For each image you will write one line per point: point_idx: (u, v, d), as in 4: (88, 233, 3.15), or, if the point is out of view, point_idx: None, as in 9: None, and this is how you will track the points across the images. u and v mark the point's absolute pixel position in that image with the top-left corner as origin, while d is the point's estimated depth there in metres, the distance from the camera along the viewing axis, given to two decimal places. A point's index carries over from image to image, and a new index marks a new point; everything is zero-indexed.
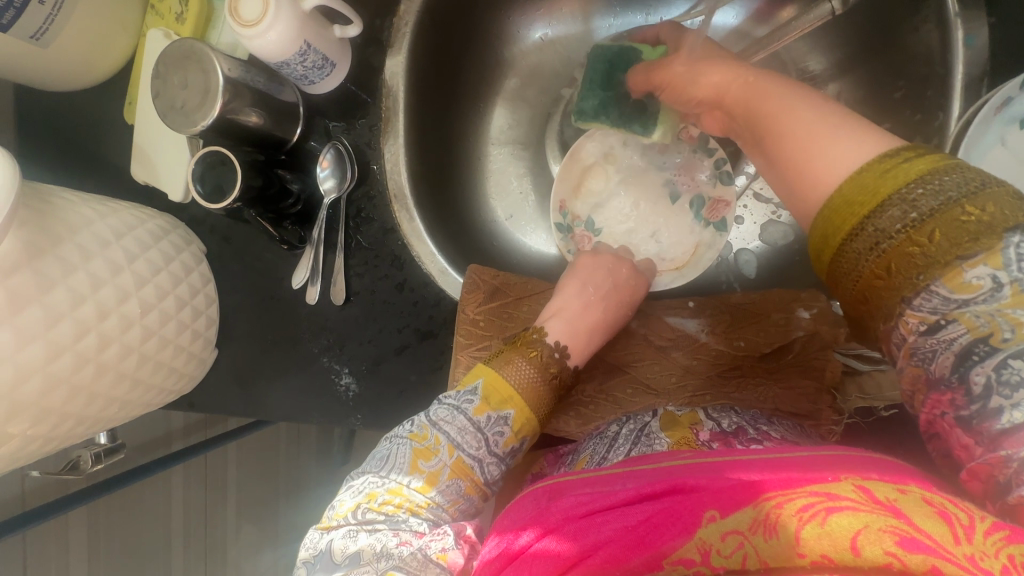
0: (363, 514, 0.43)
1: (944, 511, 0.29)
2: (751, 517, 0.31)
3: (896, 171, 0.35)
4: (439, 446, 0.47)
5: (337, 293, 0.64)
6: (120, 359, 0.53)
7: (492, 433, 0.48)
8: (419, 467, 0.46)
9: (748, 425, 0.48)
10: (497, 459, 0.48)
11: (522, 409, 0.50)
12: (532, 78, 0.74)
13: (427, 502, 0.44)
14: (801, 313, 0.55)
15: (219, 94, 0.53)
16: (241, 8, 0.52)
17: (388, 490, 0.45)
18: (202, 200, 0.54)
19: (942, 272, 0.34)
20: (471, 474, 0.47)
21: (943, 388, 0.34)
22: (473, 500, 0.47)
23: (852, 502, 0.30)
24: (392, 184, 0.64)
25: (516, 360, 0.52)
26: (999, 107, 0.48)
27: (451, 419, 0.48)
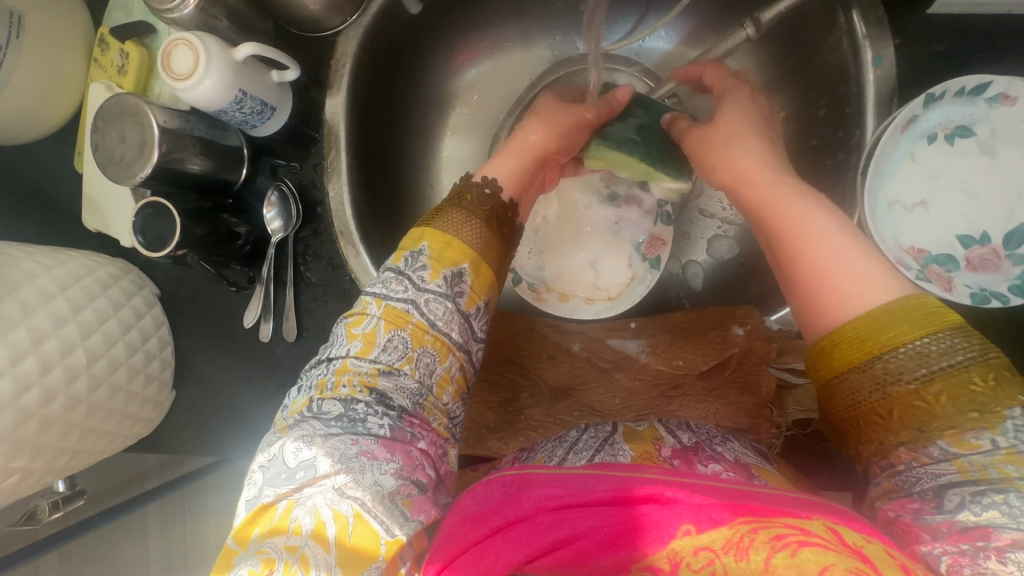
0: (319, 405, 0.41)
1: (907, 564, 0.31)
2: (724, 537, 0.33)
3: (912, 323, 0.37)
4: (368, 307, 0.45)
5: (289, 331, 0.65)
6: (67, 410, 0.54)
7: (414, 271, 0.46)
8: (355, 335, 0.44)
9: (704, 443, 0.50)
10: (437, 296, 0.46)
11: (437, 240, 0.47)
12: (477, 108, 0.76)
13: (376, 372, 0.43)
14: (736, 329, 0.56)
15: (155, 146, 0.54)
16: (173, 62, 0.54)
17: (335, 372, 0.43)
18: (144, 250, 0.55)
19: (946, 430, 0.35)
20: (411, 319, 0.44)
21: (914, 496, 0.36)
22: (431, 355, 0.45)
23: (821, 540, 0.32)
24: (338, 222, 0.64)
25: (442, 211, 0.50)
26: (906, 125, 0.50)
27: (382, 281, 0.46)
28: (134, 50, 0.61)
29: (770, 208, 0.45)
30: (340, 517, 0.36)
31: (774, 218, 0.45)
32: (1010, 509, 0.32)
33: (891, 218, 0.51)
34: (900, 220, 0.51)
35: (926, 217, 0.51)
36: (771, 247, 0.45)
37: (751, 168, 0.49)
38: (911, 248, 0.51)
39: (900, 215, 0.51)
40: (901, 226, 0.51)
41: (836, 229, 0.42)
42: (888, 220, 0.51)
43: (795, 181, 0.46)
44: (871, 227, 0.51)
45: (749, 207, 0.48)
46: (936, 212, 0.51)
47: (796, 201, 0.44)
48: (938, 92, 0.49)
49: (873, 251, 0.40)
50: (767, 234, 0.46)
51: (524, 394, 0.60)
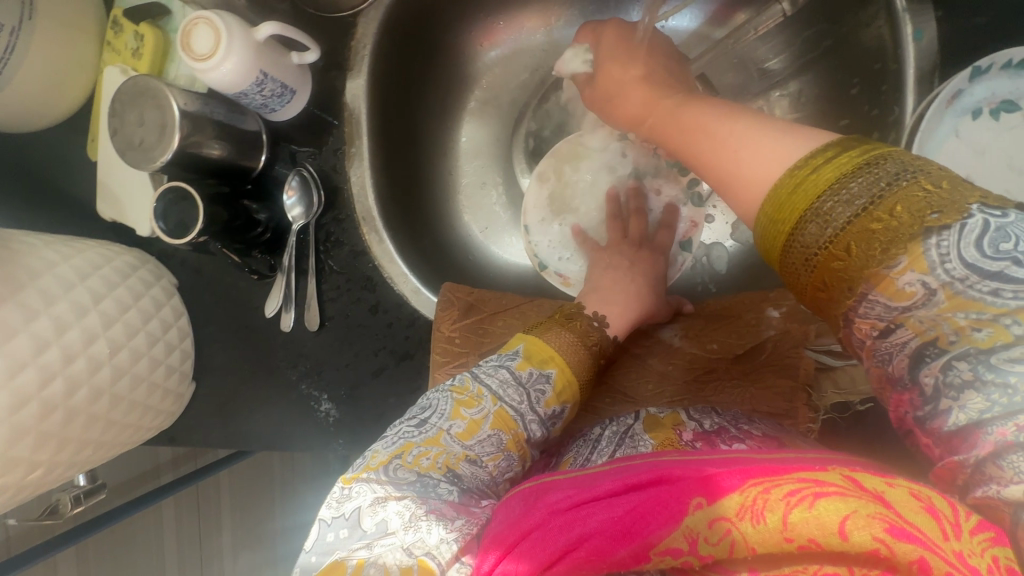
0: (395, 469, 0.40)
1: (925, 500, 0.29)
2: (737, 504, 0.30)
3: (821, 171, 0.35)
4: (482, 396, 0.46)
5: (311, 319, 0.64)
6: (90, 402, 0.53)
7: (534, 390, 0.47)
8: (461, 413, 0.45)
9: (728, 425, 0.48)
10: (539, 420, 0.46)
11: (563, 370, 0.49)
12: (497, 92, 0.75)
13: (462, 455, 0.42)
14: (770, 311, 0.56)
15: (176, 130, 0.52)
16: (193, 42, 0.52)
17: (423, 441, 0.43)
18: (167, 237, 0.54)
19: (872, 278, 0.33)
20: (516, 427, 0.45)
21: (902, 388, 0.33)
22: (513, 459, 0.44)
23: (839, 489, 0.29)
24: (360, 207, 0.63)
25: (556, 329, 0.52)
26: (950, 100, 0.49)
27: (493, 372, 0.48)
28: (149, 32, 0.59)
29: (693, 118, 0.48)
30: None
31: (676, 128, 0.50)
32: (982, 384, 0.29)
33: None
34: None
35: None
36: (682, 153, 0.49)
37: (641, 94, 0.58)
38: None
39: None
40: None
41: (729, 118, 0.44)
42: None
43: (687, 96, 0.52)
44: None
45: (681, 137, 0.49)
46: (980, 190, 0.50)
47: (691, 110, 0.49)
48: (983, 66, 0.48)
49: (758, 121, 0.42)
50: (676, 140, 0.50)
51: None
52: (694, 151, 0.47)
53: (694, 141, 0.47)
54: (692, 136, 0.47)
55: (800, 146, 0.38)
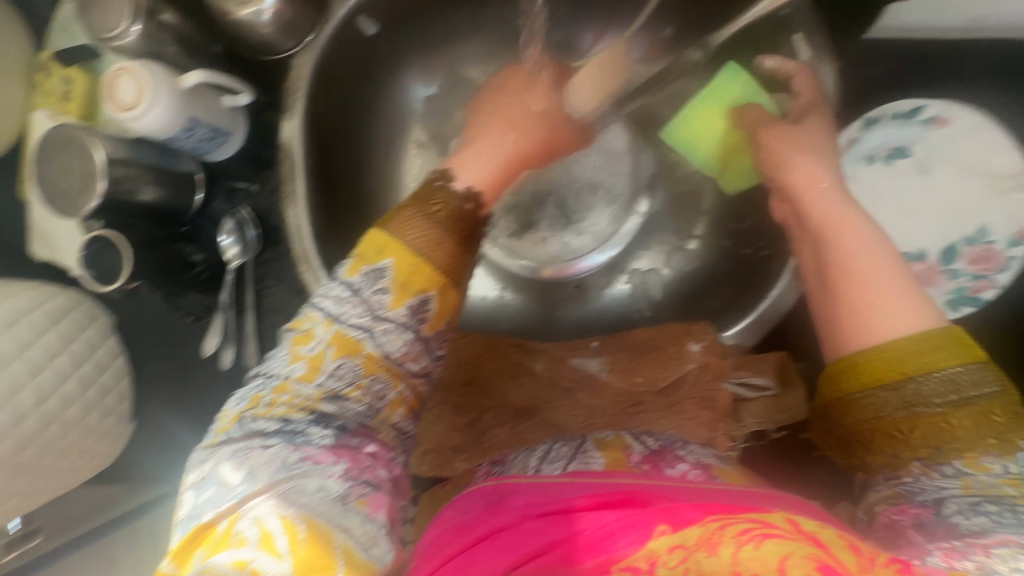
0: (249, 423, 0.40)
1: (853, 544, 0.33)
2: (697, 534, 0.34)
3: (940, 353, 0.42)
4: (316, 326, 0.43)
5: (251, 357, 0.64)
6: (16, 453, 0.53)
7: (372, 293, 0.44)
8: (299, 354, 0.43)
9: (671, 446, 0.50)
10: (396, 326, 0.44)
11: (402, 256, 0.45)
12: (438, 127, 0.76)
13: (320, 394, 0.41)
14: (691, 345, 0.58)
15: (101, 178, 0.53)
16: (116, 91, 0.52)
17: (272, 389, 0.42)
18: (92, 286, 0.54)
19: (961, 453, 0.40)
20: (363, 349, 0.43)
21: (917, 503, 0.40)
22: (383, 380, 0.43)
23: (782, 530, 0.33)
24: (296, 247, 0.63)
25: (409, 215, 0.48)
26: (847, 149, 0.52)
27: (328, 293, 0.44)
28: (79, 76, 0.59)
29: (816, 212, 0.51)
30: (289, 527, 0.35)
31: (813, 219, 0.51)
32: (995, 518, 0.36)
33: None
34: None
35: None
36: (813, 263, 0.51)
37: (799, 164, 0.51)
38: None
39: None
40: None
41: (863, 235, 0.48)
42: None
43: (834, 185, 0.51)
44: None
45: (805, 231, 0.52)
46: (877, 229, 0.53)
47: (826, 204, 0.51)
48: (877, 115, 0.52)
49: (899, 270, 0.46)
50: (804, 230, 0.52)
51: (489, 414, 0.60)
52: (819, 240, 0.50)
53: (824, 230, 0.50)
54: (822, 231, 0.50)
55: (931, 320, 0.43)
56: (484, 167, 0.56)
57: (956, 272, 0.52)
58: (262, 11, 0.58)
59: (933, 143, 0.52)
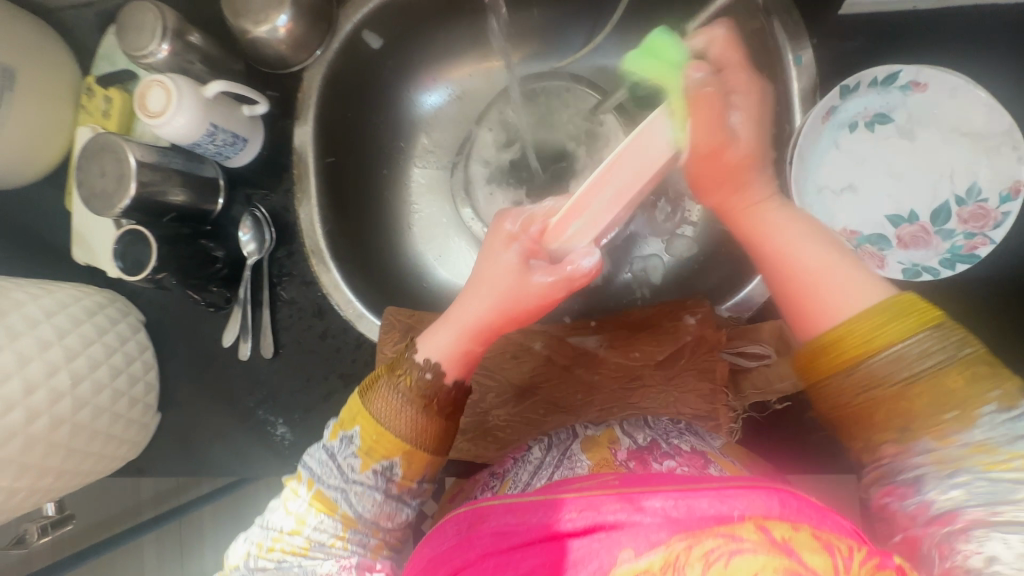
0: (255, 562, 0.49)
1: (829, 541, 0.32)
2: (664, 559, 0.33)
3: (895, 321, 0.39)
4: (301, 483, 0.52)
5: (266, 347, 0.68)
6: (50, 431, 0.56)
7: (344, 459, 0.50)
8: (290, 508, 0.51)
9: (660, 439, 0.50)
10: (366, 487, 0.50)
11: (367, 426, 0.51)
12: (440, 132, 0.81)
13: (309, 543, 0.49)
14: (687, 318, 0.58)
15: (133, 178, 0.58)
16: (147, 101, 0.58)
17: (272, 537, 0.50)
18: (125, 276, 0.58)
19: None
20: (338, 509, 0.50)
21: None
22: (363, 532, 0.50)
23: (751, 544, 0.32)
24: (309, 242, 0.68)
25: (378, 382, 0.53)
26: (825, 116, 0.53)
27: (317, 454, 0.52)
28: (118, 95, 0.67)
29: (750, 227, 0.48)
30: None
31: None
32: None
33: (822, 203, 0.54)
34: (830, 203, 0.54)
35: (856, 199, 0.54)
36: None
37: None
38: (844, 229, 0.53)
39: (830, 200, 0.54)
40: (832, 209, 0.54)
41: (813, 247, 0.44)
42: (819, 205, 0.54)
43: None
44: (806, 210, 0.53)
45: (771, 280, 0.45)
46: (866, 195, 0.54)
47: None
48: (853, 84, 0.53)
49: (834, 250, 0.44)
50: None
51: (490, 395, 0.62)
52: (756, 258, 0.48)
53: (756, 245, 0.47)
54: (749, 241, 0.48)
55: None
56: (445, 340, 0.54)
57: (950, 232, 0.51)
58: (276, 28, 0.64)
59: (916, 107, 0.52)
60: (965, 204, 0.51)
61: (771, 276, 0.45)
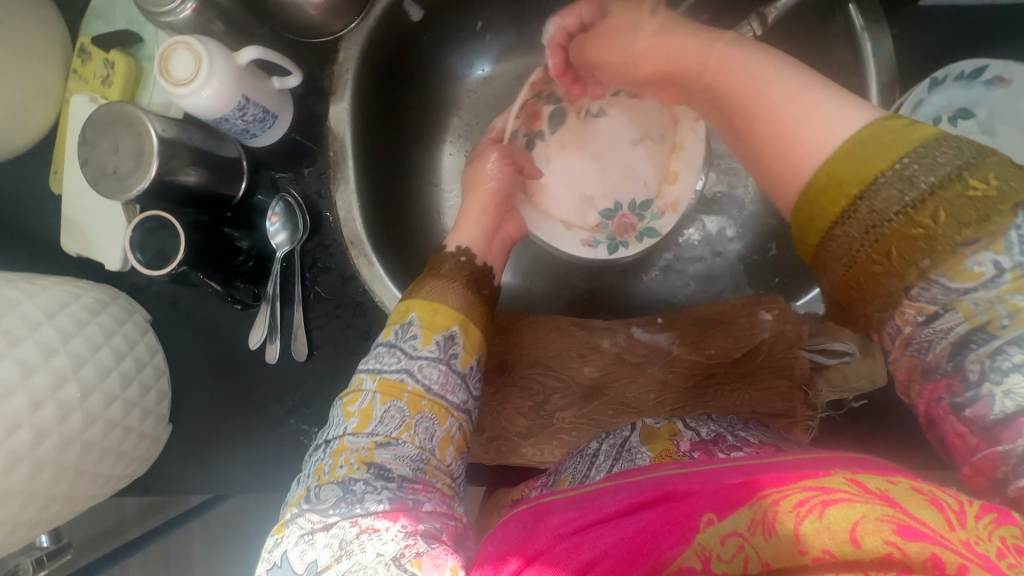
0: (316, 494, 0.41)
1: (934, 497, 0.30)
2: (748, 518, 0.30)
3: (895, 142, 0.33)
4: (361, 382, 0.46)
5: (299, 349, 0.61)
6: (59, 452, 0.48)
7: (405, 342, 0.47)
8: (351, 411, 0.44)
9: (726, 433, 0.49)
10: (429, 361, 0.46)
11: (423, 308, 0.48)
12: (479, 114, 0.76)
13: (374, 444, 0.42)
14: (764, 315, 0.56)
15: (153, 156, 0.51)
16: (173, 66, 0.50)
17: (333, 453, 0.43)
18: (144, 269, 0.52)
19: None
20: (406, 387, 0.45)
21: None
22: (429, 418, 0.44)
23: (845, 495, 0.30)
24: (347, 232, 0.61)
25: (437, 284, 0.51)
26: (913, 109, 0.53)
27: (375, 356, 0.47)
28: (119, 59, 0.58)
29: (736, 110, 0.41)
30: None
31: None
32: None
33: None
34: None
35: None
36: None
37: None
38: None
39: None
40: None
41: (791, 75, 0.38)
42: None
43: None
44: None
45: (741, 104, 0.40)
46: None
47: None
48: (942, 76, 0.52)
49: (816, 82, 0.37)
50: None
51: (556, 396, 0.59)
52: (722, 105, 0.43)
53: (722, 95, 0.42)
54: (715, 89, 0.43)
55: None
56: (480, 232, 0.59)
57: None
58: None
59: (998, 103, 0.52)
60: None
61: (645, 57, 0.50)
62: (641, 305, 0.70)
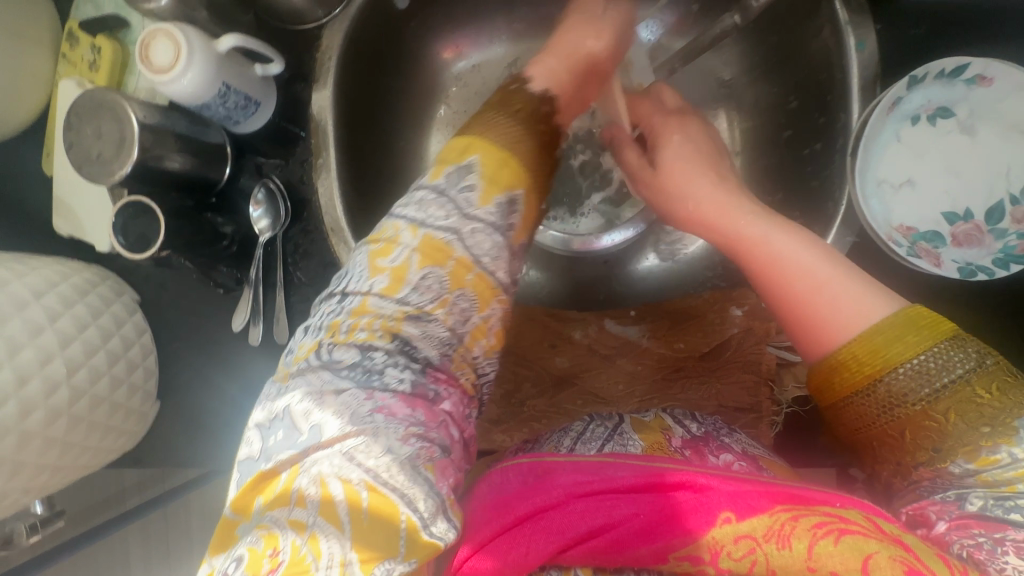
0: (329, 350, 0.38)
1: (942, 556, 0.33)
2: (766, 525, 0.35)
3: (910, 340, 0.38)
4: (398, 237, 0.42)
5: (281, 333, 0.63)
6: (46, 425, 0.51)
7: (458, 193, 0.44)
8: (379, 266, 0.41)
9: (714, 433, 0.50)
10: (483, 226, 0.44)
11: (487, 152, 0.46)
12: (466, 102, 0.76)
13: (403, 314, 0.40)
14: (735, 310, 0.57)
15: (134, 143, 0.52)
16: (153, 54, 0.51)
17: (350, 314, 0.40)
18: (127, 253, 0.54)
19: None
20: (453, 253, 0.42)
21: None
22: (467, 296, 0.42)
23: (861, 528, 0.34)
24: (328, 219, 0.62)
25: (499, 116, 0.51)
26: (891, 107, 0.52)
27: (411, 201, 0.44)
28: (106, 44, 0.59)
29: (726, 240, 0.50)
30: (352, 493, 0.34)
31: None
32: None
33: (882, 197, 0.53)
34: (890, 198, 0.54)
35: (912, 196, 0.54)
36: None
37: None
38: (900, 226, 0.53)
39: (889, 194, 0.54)
40: (892, 205, 0.53)
41: (799, 248, 0.45)
42: (878, 200, 0.53)
43: None
44: (862, 202, 0.53)
45: (728, 241, 0.50)
46: (923, 191, 0.54)
47: None
48: (919, 75, 0.51)
49: (842, 267, 0.42)
50: None
51: (527, 385, 0.60)
52: (744, 271, 0.48)
53: (747, 262, 0.48)
54: (733, 253, 0.50)
55: None
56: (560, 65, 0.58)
57: (1004, 232, 0.51)
58: None
59: (978, 102, 0.52)
60: (1020, 203, 0.51)
61: (668, 161, 0.59)
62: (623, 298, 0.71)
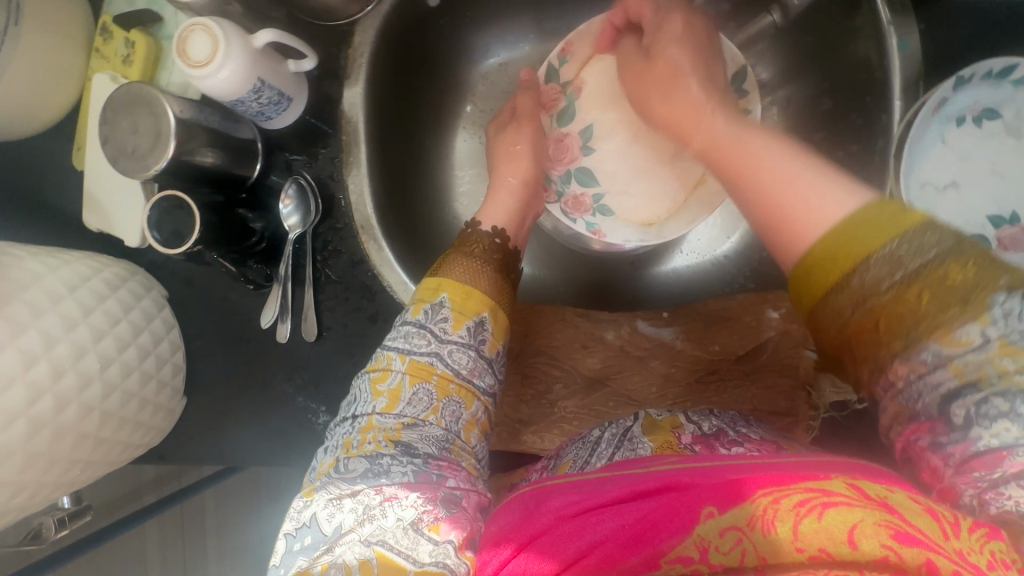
0: (345, 464, 0.41)
1: (931, 509, 0.31)
2: (746, 514, 0.31)
3: (876, 226, 0.35)
4: (391, 360, 0.46)
5: (309, 330, 0.62)
6: (79, 420, 0.51)
7: (436, 323, 0.47)
8: (380, 389, 0.45)
9: (727, 428, 0.49)
10: (460, 346, 0.46)
11: (456, 290, 0.48)
12: (494, 100, 0.76)
13: (401, 424, 0.43)
14: (770, 313, 0.57)
15: (170, 137, 0.51)
16: (190, 48, 0.51)
17: (360, 430, 0.43)
18: (161, 248, 0.54)
19: None
20: (435, 370, 0.45)
21: None
22: (457, 400, 0.45)
23: (845, 499, 0.30)
24: (358, 216, 0.62)
25: (461, 260, 0.52)
26: (937, 108, 0.51)
27: (397, 333, 0.47)
28: (140, 38, 0.59)
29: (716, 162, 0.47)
30: (368, 561, 0.35)
31: None
32: None
33: (925, 199, 0.53)
34: (934, 200, 0.53)
35: (957, 199, 0.52)
36: None
37: None
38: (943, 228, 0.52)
39: (933, 196, 0.53)
40: (935, 206, 0.52)
41: (786, 156, 0.41)
42: (921, 201, 0.53)
43: None
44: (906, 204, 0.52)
45: (724, 161, 0.45)
46: (967, 194, 0.52)
47: None
48: (966, 75, 0.51)
49: (810, 164, 0.39)
50: None
51: (558, 385, 0.59)
52: (722, 177, 0.45)
53: (723, 169, 0.45)
54: (717, 161, 0.46)
55: None
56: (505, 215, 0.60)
57: None
58: None
59: None
60: None
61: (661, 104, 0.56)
62: (651, 300, 0.70)
